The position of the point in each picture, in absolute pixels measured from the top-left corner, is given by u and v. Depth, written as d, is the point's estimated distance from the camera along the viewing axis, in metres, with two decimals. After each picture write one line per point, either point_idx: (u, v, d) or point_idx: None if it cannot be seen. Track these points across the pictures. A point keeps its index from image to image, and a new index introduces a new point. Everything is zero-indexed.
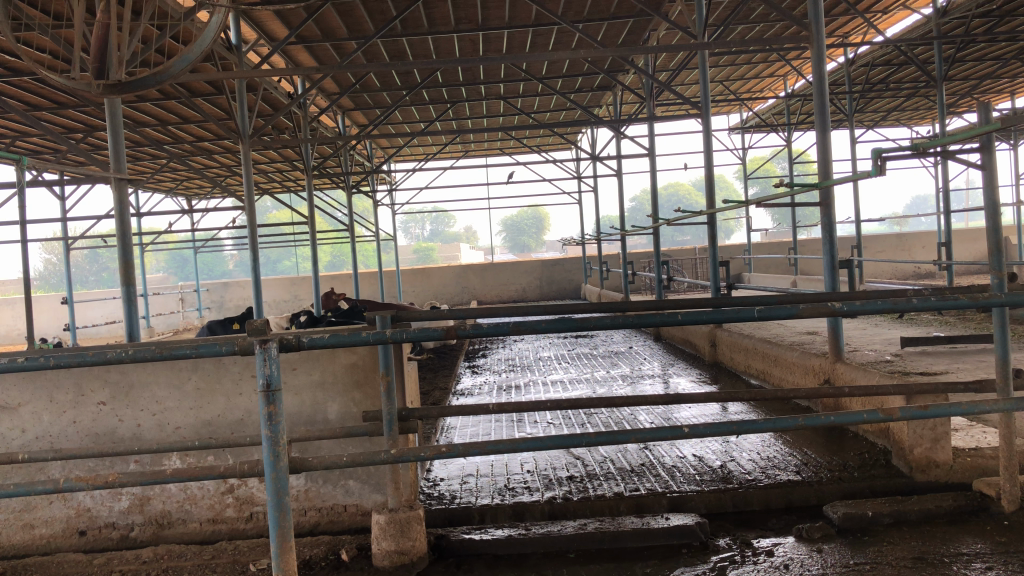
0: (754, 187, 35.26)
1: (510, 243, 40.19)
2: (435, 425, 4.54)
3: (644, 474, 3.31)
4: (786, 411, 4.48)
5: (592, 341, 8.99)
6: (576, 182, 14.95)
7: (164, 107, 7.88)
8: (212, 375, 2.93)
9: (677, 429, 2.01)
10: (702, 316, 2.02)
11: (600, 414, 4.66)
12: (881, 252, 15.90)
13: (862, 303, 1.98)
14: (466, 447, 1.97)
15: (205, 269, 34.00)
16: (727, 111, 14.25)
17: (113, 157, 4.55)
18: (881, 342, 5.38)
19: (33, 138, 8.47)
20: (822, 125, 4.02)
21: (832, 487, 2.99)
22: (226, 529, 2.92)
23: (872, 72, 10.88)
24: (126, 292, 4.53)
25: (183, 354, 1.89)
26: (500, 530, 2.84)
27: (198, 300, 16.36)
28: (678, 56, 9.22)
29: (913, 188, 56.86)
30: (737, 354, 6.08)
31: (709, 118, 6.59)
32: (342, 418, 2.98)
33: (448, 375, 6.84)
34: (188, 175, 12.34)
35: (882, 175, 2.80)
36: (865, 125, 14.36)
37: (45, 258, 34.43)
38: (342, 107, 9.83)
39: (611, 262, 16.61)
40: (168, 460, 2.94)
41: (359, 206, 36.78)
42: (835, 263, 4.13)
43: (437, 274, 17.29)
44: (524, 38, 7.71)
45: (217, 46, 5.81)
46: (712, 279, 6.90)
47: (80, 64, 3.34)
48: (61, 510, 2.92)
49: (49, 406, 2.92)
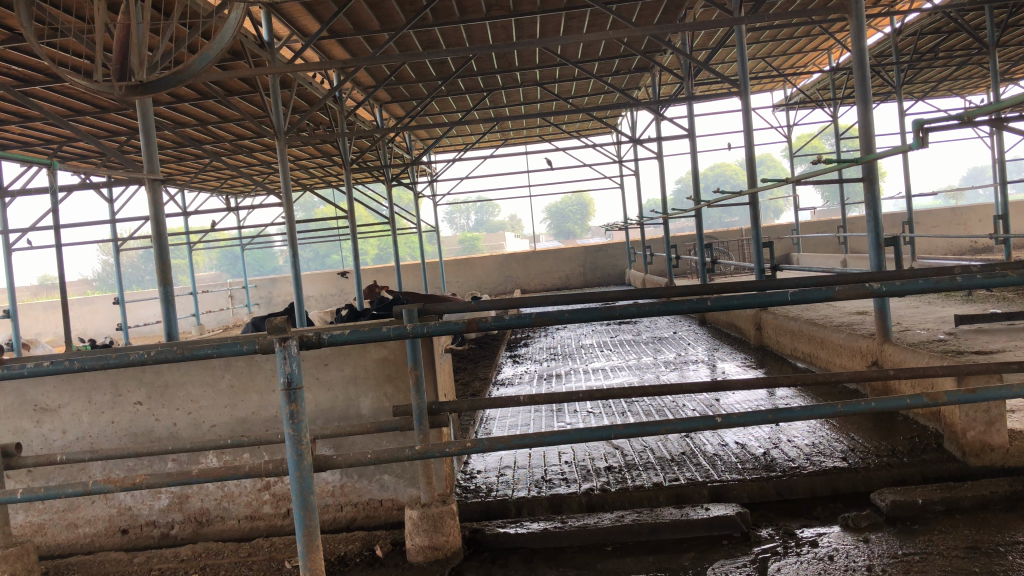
0: (802, 165, 34.55)
1: (554, 230, 40.01)
2: (473, 417, 4.52)
3: (684, 464, 3.23)
4: (834, 395, 4.35)
5: (636, 327, 8.89)
6: (617, 166, 14.76)
7: (201, 106, 7.99)
8: (246, 372, 2.93)
9: (710, 419, 1.94)
10: (733, 301, 1.94)
11: (641, 402, 4.58)
12: (935, 227, 15.42)
13: (902, 283, 1.88)
14: (491, 442, 1.92)
15: (254, 265, 34.62)
16: (771, 88, 13.93)
17: (146, 159, 4.60)
18: (935, 320, 5.19)
19: (79, 142, 8.67)
20: (863, 100, 3.87)
21: (880, 473, 2.88)
22: (264, 526, 2.92)
23: (920, 41, 10.52)
24: (163, 293, 4.58)
25: (204, 353, 1.86)
26: (536, 523, 2.79)
27: (246, 297, 16.62)
28: (715, 34, 9.03)
29: (969, 161, 55.13)
30: (783, 338, 5.92)
31: (748, 96, 6.40)
32: (374, 413, 2.96)
33: (489, 365, 6.81)
34: (232, 173, 12.52)
35: (924, 148, 2.67)
36: (915, 97, 13.93)
37: (101, 260, 35.49)
38: (378, 100, 9.86)
39: (655, 246, 16.41)
40: (205, 458, 2.96)
41: (403, 198, 37.07)
42: (881, 241, 3.97)
43: (480, 264, 17.28)
44: (557, 22, 7.63)
45: (249, 42, 5.83)
46: (757, 260, 6.72)
47: (103, 63, 3.35)
48: (103, 509, 2.97)
49: (88, 407, 2.96)
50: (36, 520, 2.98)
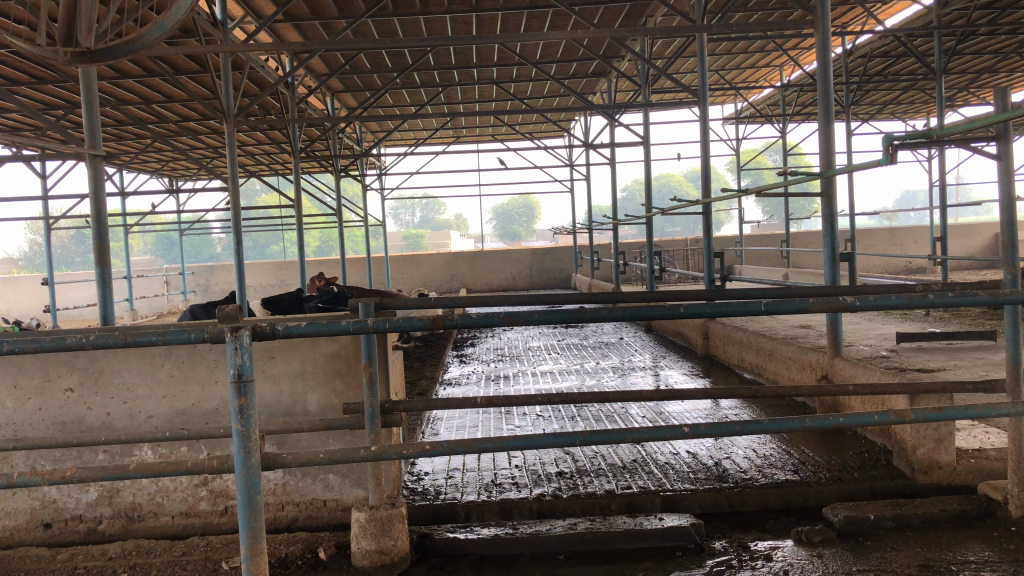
0: (746, 180, 35.34)
1: (501, 231, 40.01)
2: (420, 416, 4.42)
3: (637, 471, 3.19)
4: (782, 408, 4.38)
5: (582, 331, 8.88)
6: (568, 169, 14.79)
7: (147, 84, 7.71)
8: (187, 361, 2.78)
9: (677, 428, 1.89)
10: (704, 308, 1.89)
11: (590, 407, 4.55)
12: (873, 246, 15.82)
13: (875, 298, 1.86)
14: (452, 444, 1.84)
15: (191, 251, 33.77)
16: (722, 101, 14.13)
17: (88, 133, 4.38)
18: (878, 337, 5.27)
19: (12, 114, 8.28)
20: (824, 116, 3.90)
21: (831, 488, 2.89)
22: (200, 524, 2.78)
23: (869, 64, 10.79)
24: (100, 275, 4.37)
25: (149, 341, 1.74)
26: (486, 529, 2.72)
27: (183, 283, 16.16)
28: (673, 43, 9.10)
29: (903, 184, 57.08)
30: (731, 348, 5.96)
31: (706, 105, 6.42)
32: (322, 409, 2.85)
33: (435, 364, 6.71)
34: (173, 156, 12.14)
35: (893, 164, 2.67)
36: (860, 118, 14.29)
37: (30, 238, 34.17)
38: (331, 89, 9.68)
39: (602, 252, 16.50)
40: (139, 451, 2.80)
41: (349, 191, 36.70)
42: (835, 256, 3.99)
43: (426, 261, 17.12)
44: (519, 20, 7.58)
45: (200, 19, 5.62)
46: (706, 270, 6.73)
47: (47, 30, 3.16)
48: (26, 501, 2.79)
49: (13, 392, 2.77)
50: None
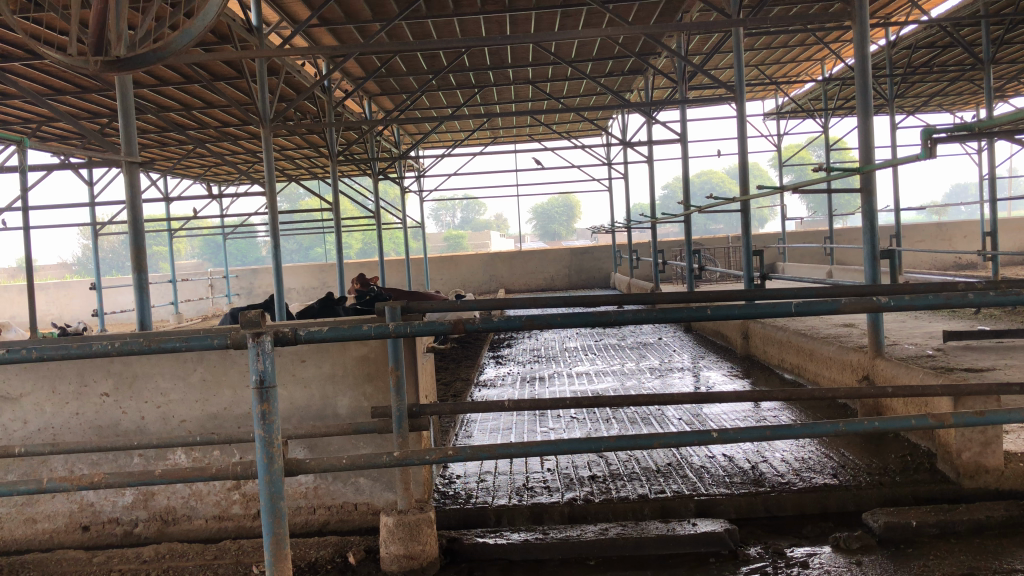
0: (789, 175, 34.78)
1: (540, 231, 40.00)
2: (454, 418, 4.42)
3: (671, 475, 3.14)
4: (823, 410, 4.28)
5: (621, 331, 8.78)
6: (606, 168, 14.71)
7: (186, 91, 7.84)
8: (219, 366, 2.81)
9: (705, 433, 1.84)
10: (734, 310, 1.84)
11: (626, 409, 4.50)
12: (920, 242, 15.45)
13: (912, 298, 1.79)
14: (475, 450, 1.81)
15: (236, 254, 34.34)
16: (763, 96, 13.92)
17: (124, 140, 4.46)
18: (924, 336, 5.12)
19: (58, 122, 8.48)
20: (863, 109, 3.79)
21: (871, 492, 2.81)
22: (233, 527, 2.80)
23: (914, 55, 10.55)
24: (137, 279, 4.44)
25: (172, 346, 1.74)
26: (516, 534, 2.69)
27: (227, 286, 16.42)
28: (711, 39, 8.99)
29: (953, 178, 55.71)
30: (771, 348, 5.86)
31: (743, 101, 6.31)
32: (352, 413, 2.85)
33: (470, 365, 6.70)
34: (214, 161, 12.34)
35: (932, 158, 2.58)
36: (906, 111, 13.97)
37: (81, 244, 35.02)
38: (367, 92, 9.76)
39: (642, 251, 16.37)
40: (173, 455, 2.84)
41: (389, 193, 36.97)
42: (876, 253, 3.88)
43: (464, 262, 17.19)
44: (552, 19, 7.55)
45: (236, 26, 5.69)
46: (746, 268, 6.61)
47: (78, 37, 3.22)
48: (64, 504, 2.83)
49: (51, 397, 2.82)
50: None
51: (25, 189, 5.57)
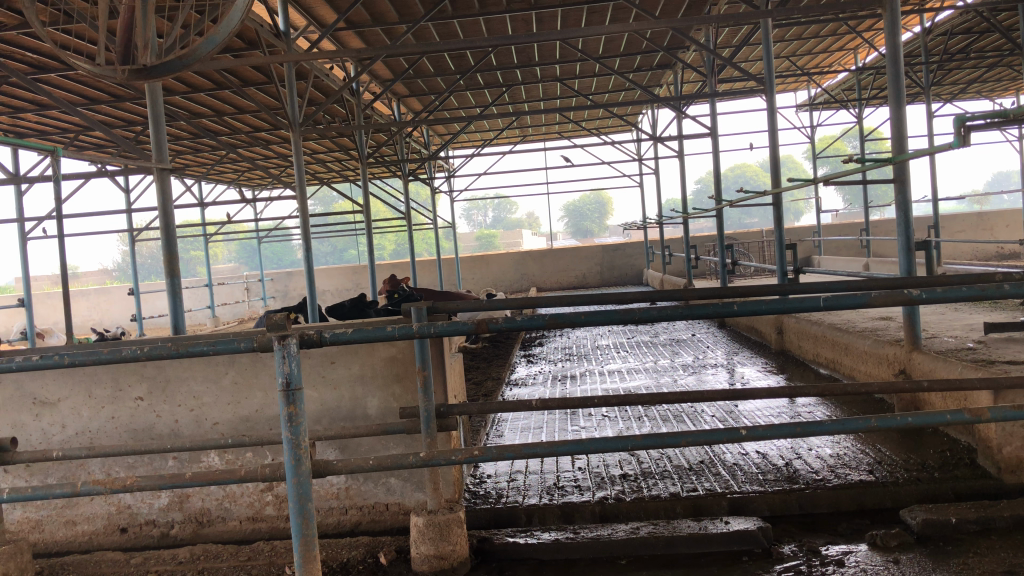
0: (823, 167, 34.34)
1: (572, 229, 39.93)
2: (485, 418, 4.42)
3: (703, 473, 3.11)
4: (860, 405, 4.21)
5: (654, 328, 8.72)
6: (637, 163, 14.62)
7: (217, 97, 7.94)
8: (249, 369, 2.83)
9: (734, 431, 1.81)
10: (762, 305, 1.81)
11: (658, 407, 4.46)
12: (960, 232, 15.15)
13: (944, 290, 1.75)
14: (501, 450, 1.80)
15: (271, 257, 34.80)
16: (795, 87, 13.74)
17: (156, 148, 4.53)
18: (963, 328, 5.02)
19: (94, 130, 8.64)
20: (896, 98, 3.72)
21: (909, 489, 2.75)
22: (266, 528, 2.83)
23: (951, 42, 10.35)
24: (170, 285, 4.50)
25: (200, 350, 1.75)
26: (547, 534, 2.68)
27: (262, 289, 16.63)
28: (739, 31, 8.90)
29: (993, 166, 54.58)
30: (806, 343, 5.78)
31: (773, 93, 6.22)
32: (382, 413, 2.86)
33: (502, 364, 6.70)
34: (247, 166, 12.49)
35: (966, 146, 2.51)
36: (943, 98, 13.71)
37: (121, 250, 35.71)
38: (396, 94, 9.81)
39: (675, 246, 16.26)
40: (207, 457, 2.87)
41: (420, 194, 37.16)
42: (912, 245, 3.81)
43: (496, 261, 17.22)
44: (579, 16, 7.53)
45: (264, 32, 5.75)
46: (780, 262, 6.52)
47: (106, 46, 3.28)
48: (102, 507, 2.88)
49: (88, 402, 2.87)
50: (34, 516, 2.90)
51: (60, 198, 5.68)
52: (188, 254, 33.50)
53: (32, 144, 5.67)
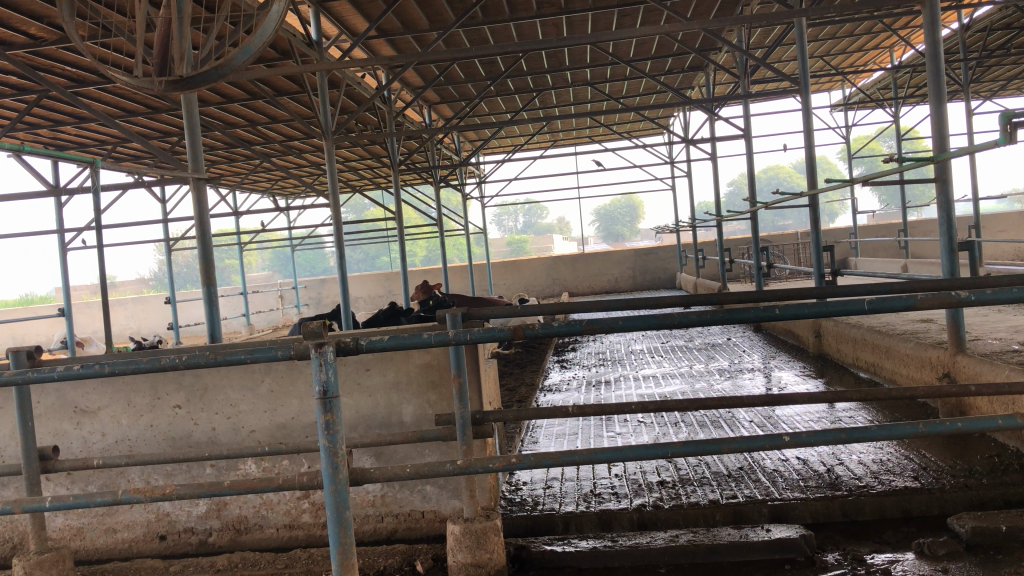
0: (859, 168, 33.88)
1: (604, 233, 39.85)
2: (520, 425, 4.40)
3: (743, 480, 3.05)
4: (902, 410, 4.12)
5: (688, 332, 8.65)
6: (669, 166, 14.53)
7: (251, 107, 8.05)
8: (286, 377, 2.84)
9: (777, 438, 1.77)
10: (804, 310, 1.77)
11: (695, 413, 4.41)
12: (1001, 232, 14.85)
13: (994, 291, 1.69)
14: (539, 457, 1.78)
15: (304, 265, 35.20)
16: (829, 87, 13.57)
17: (192, 157, 4.58)
18: (1008, 330, 4.90)
19: (131, 141, 8.78)
20: (936, 96, 3.66)
21: (956, 495, 2.68)
22: (303, 536, 2.83)
23: (990, 38, 10.15)
24: (207, 293, 4.54)
25: (238, 359, 1.75)
26: (585, 541, 2.66)
27: (296, 297, 16.78)
28: (772, 31, 8.80)
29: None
30: (845, 346, 5.69)
31: (809, 94, 6.12)
32: (417, 420, 2.85)
33: (536, 370, 6.68)
34: (281, 175, 12.64)
35: (1013, 143, 2.44)
36: (982, 96, 13.44)
37: (158, 260, 36.30)
38: (427, 101, 9.85)
39: (708, 249, 16.14)
40: (244, 465, 2.88)
41: (451, 200, 37.14)
42: (954, 245, 3.72)
43: (528, 266, 17.22)
44: (609, 19, 7.51)
45: (297, 41, 5.79)
46: (817, 265, 6.41)
47: (144, 58, 3.33)
48: (142, 514, 2.91)
49: (127, 409, 2.90)
50: (75, 523, 2.94)
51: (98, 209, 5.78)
52: (223, 262, 33.94)
53: (72, 156, 5.78)
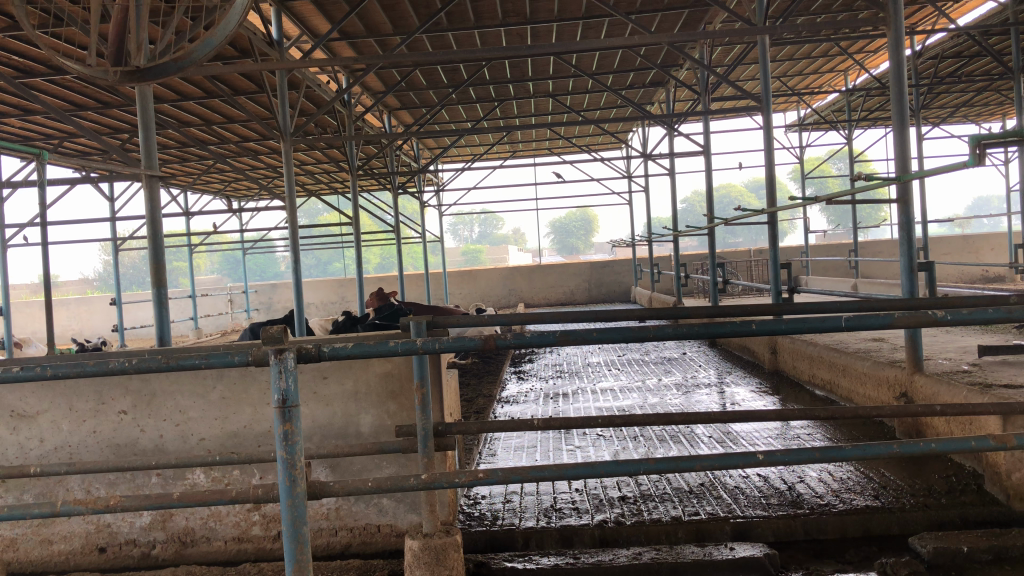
0: (810, 189, 34.64)
1: (559, 245, 40.06)
2: (477, 437, 4.32)
3: (705, 497, 3.02)
4: (858, 429, 4.14)
5: (644, 347, 8.67)
6: (626, 181, 14.62)
7: (206, 106, 7.87)
8: (239, 383, 2.74)
9: (751, 456, 1.73)
10: (780, 324, 1.73)
11: (653, 428, 4.38)
12: (946, 254, 15.25)
13: (970, 311, 1.68)
14: (507, 472, 1.71)
15: (255, 269, 34.64)
16: (785, 108, 13.83)
17: (144, 154, 4.42)
18: (957, 350, 4.99)
19: (77, 136, 8.50)
20: (899, 119, 3.70)
21: (916, 515, 2.68)
22: (252, 549, 2.72)
23: (940, 66, 10.45)
24: (156, 295, 4.38)
25: (192, 364, 1.65)
26: (546, 558, 2.60)
27: (246, 301, 16.48)
28: (733, 50, 8.92)
29: (975, 189, 55.51)
30: (801, 363, 5.73)
31: (770, 112, 6.18)
32: (375, 431, 2.77)
33: (493, 381, 6.62)
34: (234, 176, 12.40)
35: (981, 165, 2.44)
36: (931, 122, 13.82)
37: (102, 260, 35.39)
38: (388, 106, 9.76)
39: (663, 264, 16.27)
40: (192, 474, 2.76)
41: (407, 208, 36.81)
42: (913, 266, 3.75)
43: (484, 276, 17.18)
44: (574, 30, 7.53)
45: (257, 40, 5.66)
46: (773, 282, 6.46)
47: (98, 50, 3.18)
48: (80, 524, 2.76)
49: (69, 414, 2.76)
50: (8, 534, 2.79)
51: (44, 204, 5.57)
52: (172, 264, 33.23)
53: (17, 148, 5.56)
